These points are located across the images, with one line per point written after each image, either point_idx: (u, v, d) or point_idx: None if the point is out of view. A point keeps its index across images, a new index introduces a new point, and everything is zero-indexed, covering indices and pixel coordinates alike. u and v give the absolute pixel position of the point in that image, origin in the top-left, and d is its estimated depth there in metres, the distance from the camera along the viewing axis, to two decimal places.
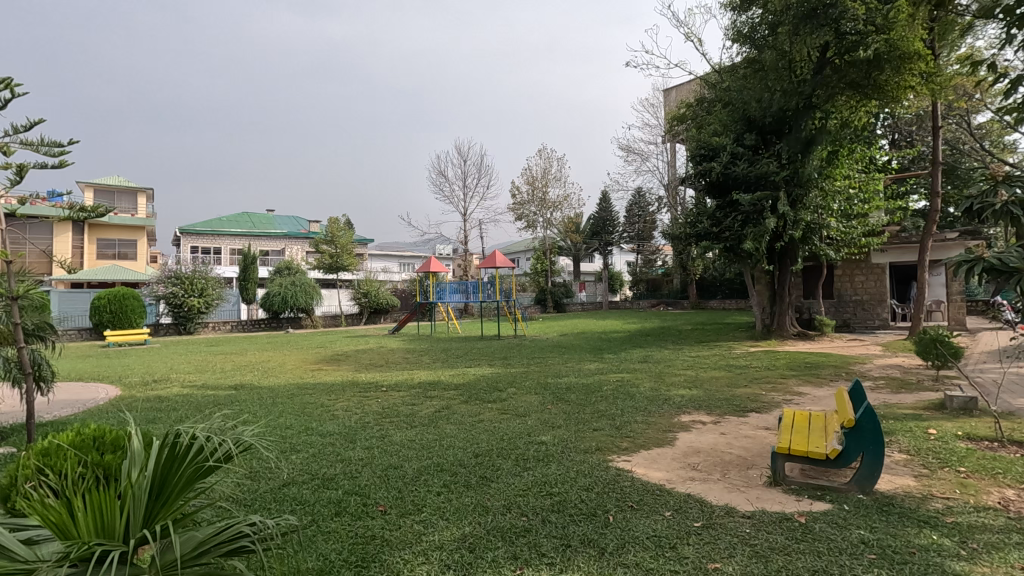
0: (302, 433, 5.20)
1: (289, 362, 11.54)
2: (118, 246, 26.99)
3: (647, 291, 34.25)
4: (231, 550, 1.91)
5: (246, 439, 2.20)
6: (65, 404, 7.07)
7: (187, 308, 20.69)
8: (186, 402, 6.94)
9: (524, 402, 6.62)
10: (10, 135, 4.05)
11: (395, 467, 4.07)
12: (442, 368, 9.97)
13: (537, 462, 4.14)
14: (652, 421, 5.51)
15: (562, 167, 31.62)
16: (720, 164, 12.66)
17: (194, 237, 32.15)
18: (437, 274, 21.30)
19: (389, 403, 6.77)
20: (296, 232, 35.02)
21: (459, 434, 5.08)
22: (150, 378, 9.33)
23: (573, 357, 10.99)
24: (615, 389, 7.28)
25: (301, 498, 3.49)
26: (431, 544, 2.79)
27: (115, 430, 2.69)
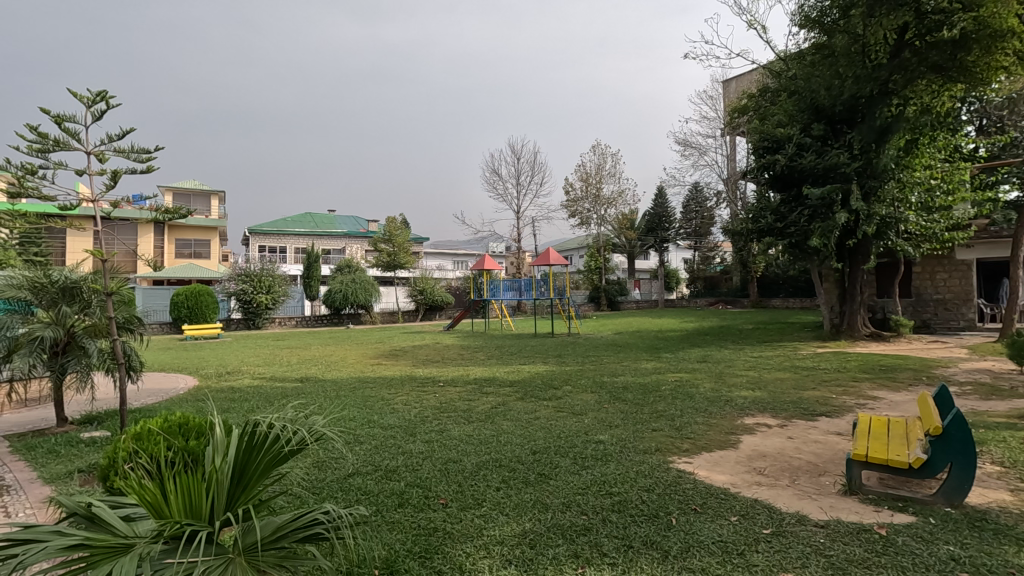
0: (365, 425, 5.40)
1: (351, 357, 12.01)
2: (194, 246, 28.88)
3: (704, 288, 33.30)
4: (307, 536, 2.00)
5: (318, 429, 2.28)
6: (151, 392, 7.63)
7: (256, 304, 21.87)
8: (257, 393, 7.33)
9: (579, 401, 6.55)
10: (106, 143, 4.41)
11: (455, 461, 4.14)
12: (496, 366, 10.04)
13: (596, 461, 4.10)
14: (713, 423, 5.35)
15: (616, 163, 31.25)
16: (786, 156, 12.17)
17: (262, 237, 33.87)
18: (491, 272, 21.54)
19: (446, 398, 6.91)
20: (355, 231, 36.21)
21: (517, 430, 5.10)
22: (223, 369, 9.91)
23: (628, 356, 10.80)
24: (673, 389, 7.09)
25: (366, 489, 3.61)
26: (492, 539, 2.82)
27: (198, 418, 2.92)
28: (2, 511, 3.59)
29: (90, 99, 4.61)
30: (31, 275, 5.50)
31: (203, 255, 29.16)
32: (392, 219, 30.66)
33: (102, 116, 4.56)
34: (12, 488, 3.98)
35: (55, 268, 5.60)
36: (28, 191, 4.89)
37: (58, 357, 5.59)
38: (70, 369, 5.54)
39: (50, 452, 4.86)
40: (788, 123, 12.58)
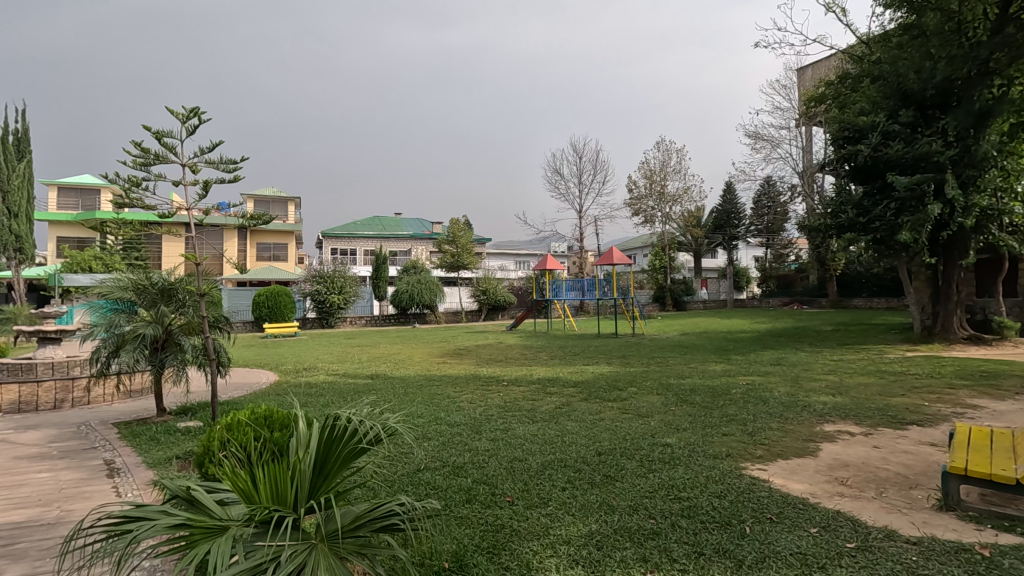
0: (433, 422, 5.55)
1: (417, 355, 12.39)
2: (273, 250, 30.74)
3: (777, 288, 31.66)
4: (383, 526, 2.10)
5: (391, 425, 2.38)
6: (237, 386, 8.20)
7: (329, 304, 22.96)
8: (332, 389, 7.70)
9: (645, 403, 6.43)
10: (203, 157, 4.83)
11: (521, 460, 4.18)
12: (559, 366, 10.01)
13: (664, 465, 4.00)
14: (789, 429, 5.09)
15: (682, 159, 30.39)
16: (869, 146, 11.50)
17: (334, 240, 35.48)
18: (553, 271, 21.53)
19: (510, 397, 6.97)
20: (420, 233, 37.20)
21: (581, 431, 5.08)
22: (300, 366, 10.47)
23: (696, 358, 10.47)
24: (744, 393, 6.79)
25: (434, 484, 3.71)
26: (559, 538, 2.83)
27: (282, 411, 3.13)
28: (114, 490, 3.99)
29: (184, 115, 5.01)
30: (134, 277, 6.01)
31: (281, 258, 30.93)
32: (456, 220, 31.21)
33: (195, 130, 4.95)
34: (122, 471, 4.41)
35: (154, 271, 6.11)
36: (131, 200, 5.35)
37: (157, 353, 6.11)
38: (167, 364, 6.05)
39: (153, 438, 5.33)
40: (872, 110, 11.90)
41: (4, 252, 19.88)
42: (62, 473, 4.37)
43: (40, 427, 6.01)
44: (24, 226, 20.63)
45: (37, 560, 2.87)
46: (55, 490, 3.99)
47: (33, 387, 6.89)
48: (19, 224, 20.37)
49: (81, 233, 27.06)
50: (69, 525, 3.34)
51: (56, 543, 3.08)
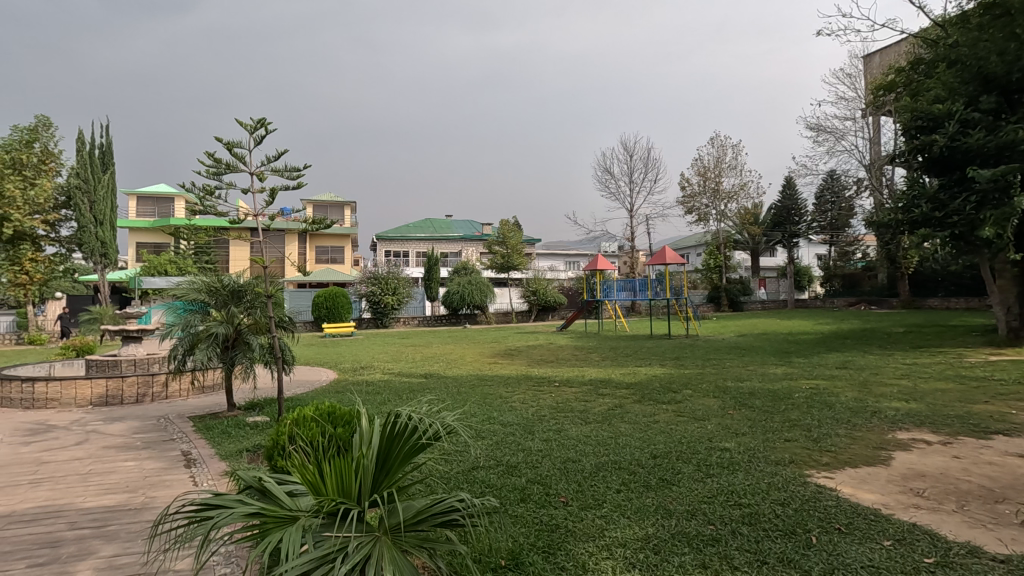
0: (487, 421, 5.63)
1: (469, 355, 12.55)
2: (331, 252, 31.93)
3: (842, 288, 30.10)
4: (443, 522, 2.15)
5: (450, 424, 2.43)
6: (300, 383, 8.57)
7: (383, 305, 23.61)
8: (389, 387, 7.93)
9: (701, 406, 6.26)
10: (270, 165, 5.10)
11: (575, 461, 4.17)
12: (612, 367, 9.90)
13: (722, 470, 3.90)
14: (858, 436, 4.84)
15: (738, 154, 29.36)
16: (946, 136, 10.71)
17: (388, 242, 36.41)
18: (604, 272, 21.31)
19: (562, 398, 6.95)
20: (471, 234, 37.65)
21: (635, 433, 5.01)
22: (358, 365, 10.82)
23: (755, 360, 10.09)
24: (808, 397, 6.49)
25: (490, 482, 3.76)
26: (614, 540, 2.81)
27: (344, 408, 3.27)
28: (192, 479, 4.28)
29: (252, 126, 5.29)
30: (208, 280, 6.39)
31: (338, 260, 32.02)
32: (506, 221, 31.40)
33: (262, 140, 5.22)
34: (198, 462, 4.70)
35: (225, 274, 6.47)
36: (205, 207, 5.69)
37: (228, 351, 6.48)
38: (237, 361, 6.41)
39: (225, 432, 5.66)
40: (948, 98, 11.10)
41: (92, 258, 21.57)
42: (146, 462, 4.72)
43: (125, 419, 6.50)
44: (108, 233, 22.23)
45: (128, 541, 3.12)
46: (140, 477, 4.31)
47: (119, 382, 7.43)
48: (104, 231, 21.99)
49: (158, 239, 28.92)
50: (155, 511, 3.60)
51: (145, 527, 3.33)
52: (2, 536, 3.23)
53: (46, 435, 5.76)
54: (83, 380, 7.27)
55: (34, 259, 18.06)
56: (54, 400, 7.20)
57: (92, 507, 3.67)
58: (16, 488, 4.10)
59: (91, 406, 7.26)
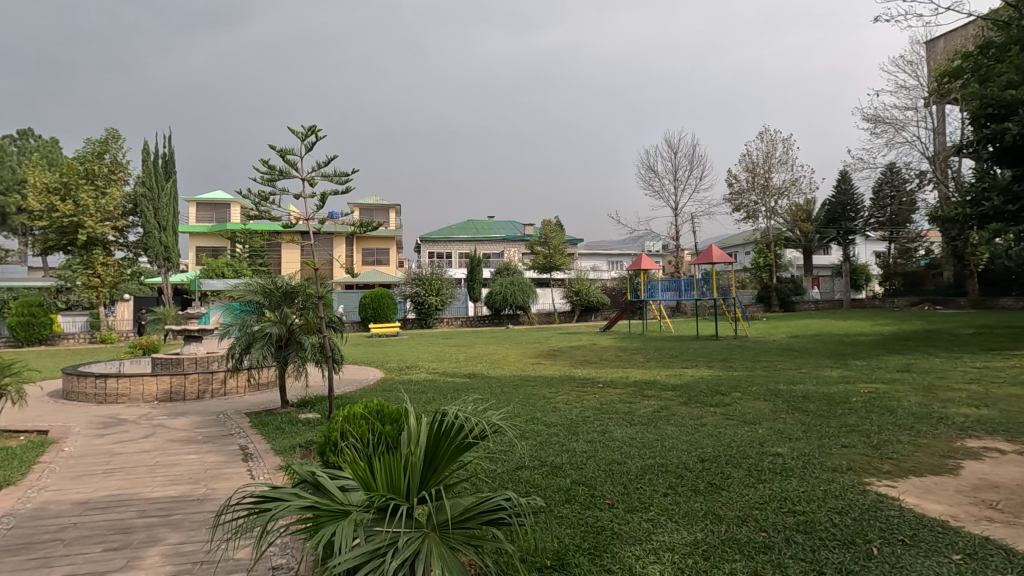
0: (531, 421, 5.63)
1: (512, 356, 12.58)
2: (377, 254, 32.71)
3: (904, 287, 28.60)
4: (491, 519, 2.18)
5: (495, 423, 2.44)
6: (348, 382, 8.81)
7: (427, 305, 24.01)
8: (434, 386, 8.06)
9: (751, 409, 6.07)
10: (319, 170, 5.28)
11: (620, 463, 4.13)
12: (657, 368, 9.74)
13: (775, 475, 3.77)
14: (923, 443, 4.58)
15: (788, 149, 28.33)
16: (1019, 124, 10.00)
17: (431, 244, 36.98)
18: (648, 271, 20.98)
19: (607, 399, 6.88)
20: (513, 235, 37.77)
21: (682, 436, 4.91)
22: (403, 364, 11.04)
23: (807, 362, 9.71)
24: (867, 401, 6.20)
25: (535, 482, 3.76)
26: (662, 544, 2.76)
27: (392, 407, 3.36)
28: (249, 473, 4.47)
29: (304, 133, 5.48)
30: (263, 281, 6.65)
31: (384, 262, 32.75)
32: (548, 221, 31.34)
33: (313, 147, 5.40)
34: (255, 456, 4.91)
35: (278, 276, 6.73)
36: (260, 212, 5.94)
37: (282, 350, 6.73)
38: (290, 360, 6.66)
39: (279, 428, 5.89)
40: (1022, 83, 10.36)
41: (156, 261, 22.84)
42: (207, 455, 4.97)
43: (188, 414, 6.85)
44: (171, 238, 23.44)
45: (192, 530, 3.29)
46: (203, 469, 4.54)
47: (181, 379, 7.84)
48: (167, 236, 23.25)
49: (215, 243, 30.35)
50: (216, 502, 3.78)
51: (207, 517, 3.51)
52: (81, 521, 3.47)
53: (117, 427, 6.15)
54: (149, 377, 7.72)
55: (104, 263, 19.35)
56: (124, 395, 7.67)
57: (158, 497, 3.89)
58: (92, 477, 4.40)
59: (157, 401, 7.70)
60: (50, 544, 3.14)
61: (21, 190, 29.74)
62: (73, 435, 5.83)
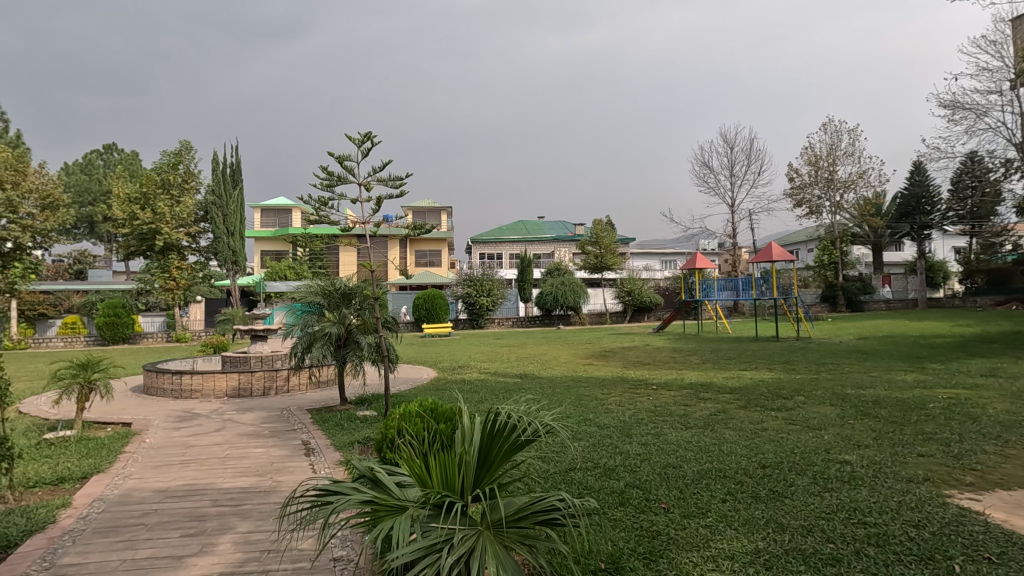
0: (583, 423, 5.59)
1: (564, 356, 12.54)
2: (429, 256, 33.35)
3: (987, 285, 26.50)
4: (545, 519, 2.18)
5: (548, 423, 2.44)
6: (403, 381, 9.03)
7: (479, 306, 24.27)
8: (486, 386, 8.13)
9: (816, 414, 5.78)
10: (374, 176, 5.44)
11: (675, 467, 4.03)
12: (712, 370, 9.47)
13: (842, 484, 3.58)
14: (1011, 454, 4.22)
15: (855, 140, 26.83)
16: None
17: (482, 245, 37.37)
18: (704, 270, 20.38)
19: (660, 401, 6.73)
20: (564, 235, 37.60)
21: (741, 441, 4.74)
22: (456, 364, 11.19)
23: (878, 365, 9.16)
24: (945, 408, 5.78)
25: (588, 484, 3.73)
26: (721, 552, 2.68)
27: (445, 406, 3.42)
28: (312, 466, 4.67)
29: (360, 140, 5.67)
30: (322, 283, 6.91)
31: (436, 264, 33.36)
32: (599, 220, 31.00)
33: (369, 153, 5.58)
34: (316, 451, 5.11)
35: (337, 277, 6.98)
36: (320, 216, 6.19)
37: (341, 349, 6.98)
38: (348, 359, 6.90)
39: (338, 424, 6.11)
40: None
41: (225, 265, 24.17)
42: (273, 449, 5.21)
43: (255, 410, 7.22)
44: (238, 242, 24.73)
45: (260, 520, 3.47)
46: (269, 463, 4.78)
47: (249, 376, 8.27)
48: (234, 241, 24.54)
49: (278, 247, 31.81)
50: (282, 494, 3.97)
51: (273, 508, 3.68)
52: (161, 508, 3.73)
53: (191, 421, 6.55)
54: (220, 374, 8.19)
55: (179, 267, 20.66)
56: (197, 391, 8.16)
57: (229, 487, 4.13)
58: (170, 467, 4.72)
59: (226, 397, 8.15)
60: (135, 527, 3.39)
61: (108, 201, 32.26)
62: (153, 428, 6.27)
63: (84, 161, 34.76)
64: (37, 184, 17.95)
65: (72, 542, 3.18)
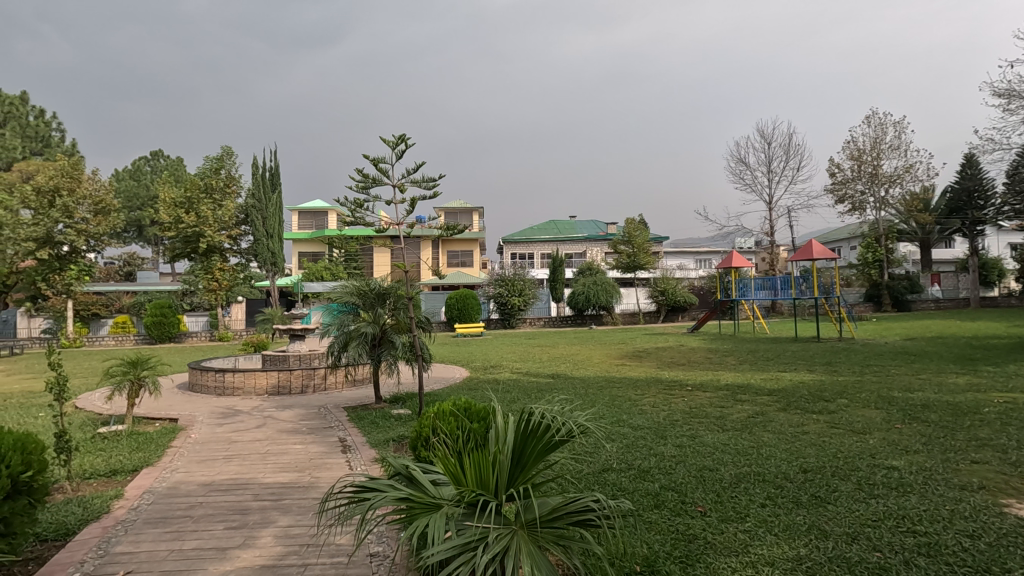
0: (616, 423, 5.54)
1: (596, 356, 12.45)
2: (461, 256, 33.60)
3: None
4: (580, 520, 2.16)
5: (582, 424, 2.42)
6: (436, 380, 9.12)
7: (510, 306, 24.31)
8: (518, 386, 8.14)
9: (861, 418, 5.57)
10: (407, 177, 5.51)
11: (712, 470, 3.95)
12: (750, 371, 9.24)
13: (890, 491, 3.44)
14: None
15: (901, 133, 25.74)
16: None
17: (513, 245, 37.41)
18: (740, 269, 19.88)
19: (696, 403, 6.61)
20: (596, 234, 37.32)
21: (781, 444, 4.61)
22: (489, 364, 11.24)
23: (926, 367, 8.77)
24: (1001, 413, 5.49)
25: (622, 485, 3.70)
26: (761, 557, 2.62)
27: (479, 405, 3.45)
28: (348, 463, 4.77)
29: (394, 143, 5.76)
30: (358, 283, 7.04)
31: (468, 264, 33.56)
32: (632, 219, 30.64)
33: (403, 155, 5.66)
34: (352, 448, 5.21)
35: (372, 278, 7.10)
36: (356, 218, 6.30)
37: (376, 348, 7.09)
38: (383, 358, 7.00)
39: (373, 422, 6.21)
40: None
41: (265, 266, 24.89)
42: (311, 446, 5.35)
43: (294, 408, 7.41)
44: (277, 244, 25.42)
45: (300, 514, 3.56)
46: (308, 459, 4.90)
47: (287, 374, 8.49)
48: (273, 243, 25.23)
49: (315, 248, 32.57)
50: (320, 489, 4.07)
51: (312, 503, 3.77)
52: (206, 501, 3.87)
53: (233, 418, 6.77)
54: (260, 372, 8.43)
55: (221, 268, 21.37)
56: (238, 388, 8.43)
57: (270, 482, 4.25)
58: (214, 462, 4.89)
59: (266, 394, 8.40)
60: (182, 519, 3.52)
61: (155, 205, 33.63)
62: (198, 423, 6.50)
63: (133, 168, 36.30)
64: (90, 190, 18.85)
65: (124, 532, 3.32)
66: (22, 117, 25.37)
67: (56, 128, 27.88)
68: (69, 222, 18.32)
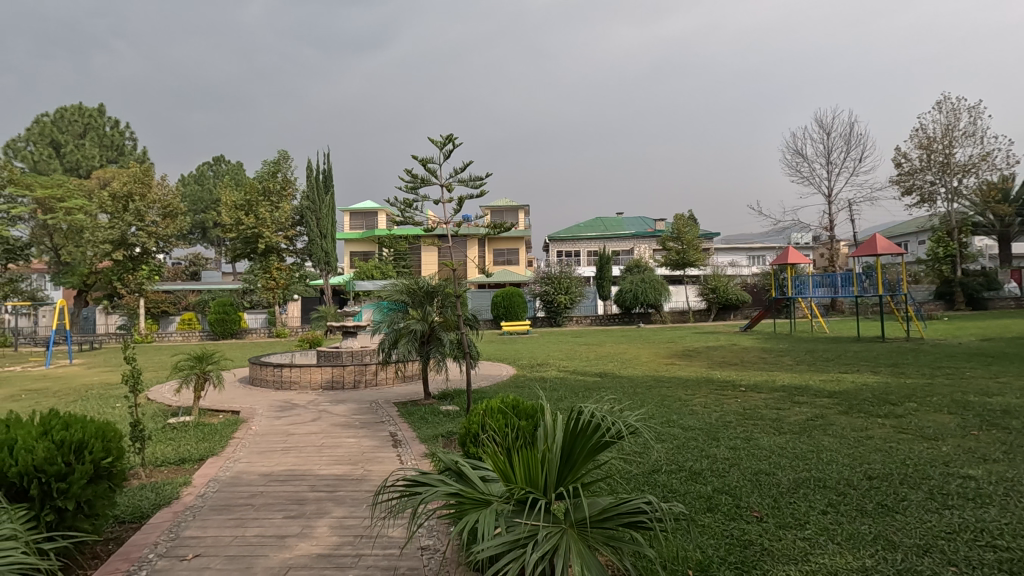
0: (666, 424, 5.43)
1: (645, 355, 12.24)
2: (507, 254, 33.73)
3: None
4: (631, 522, 2.12)
5: (633, 424, 2.39)
6: (484, 377, 9.19)
7: (557, 303, 24.22)
8: (565, 384, 8.10)
9: (932, 423, 5.23)
10: (454, 176, 5.58)
11: (768, 474, 3.80)
12: (807, 372, 8.86)
13: (966, 502, 3.21)
14: None
15: (976, 118, 24.02)
16: None
17: (559, 243, 37.24)
18: (797, 265, 19.06)
19: (749, 404, 6.37)
20: (643, 231, 36.66)
21: (844, 449, 4.39)
22: (536, 362, 11.23)
23: (1006, 370, 8.14)
24: None
25: (672, 487, 3.62)
26: (822, 567, 2.50)
27: (527, 403, 3.46)
28: (399, 457, 4.88)
29: (442, 142, 5.84)
30: (407, 282, 7.18)
31: (514, 262, 33.66)
32: (681, 215, 29.91)
33: (450, 154, 5.73)
34: (403, 443, 5.33)
35: (421, 277, 7.23)
36: (405, 218, 6.42)
37: (425, 345, 7.21)
38: (432, 355, 7.11)
39: (422, 418, 6.33)
40: None
41: (318, 265, 25.77)
42: (364, 440, 5.50)
43: (347, 402, 7.64)
44: (331, 244, 26.26)
45: (353, 506, 3.67)
46: (361, 452, 5.05)
47: (341, 370, 8.77)
48: (327, 243, 26.05)
49: (365, 248, 33.48)
50: (372, 482, 4.18)
51: (366, 496, 3.89)
52: (266, 491, 4.05)
53: (291, 411, 7.05)
54: (316, 367, 8.74)
55: (278, 268, 22.24)
56: (295, 383, 8.76)
57: (325, 474, 4.40)
58: (273, 453, 5.11)
59: (321, 389, 8.70)
60: (244, 507, 3.70)
61: (217, 208, 35.38)
62: (258, 416, 6.81)
63: (197, 173, 38.29)
64: (159, 195, 19.99)
65: (192, 517, 3.53)
66: (100, 128, 27.30)
67: (130, 138, 29.82)
68: (140, 225, 19.56)
